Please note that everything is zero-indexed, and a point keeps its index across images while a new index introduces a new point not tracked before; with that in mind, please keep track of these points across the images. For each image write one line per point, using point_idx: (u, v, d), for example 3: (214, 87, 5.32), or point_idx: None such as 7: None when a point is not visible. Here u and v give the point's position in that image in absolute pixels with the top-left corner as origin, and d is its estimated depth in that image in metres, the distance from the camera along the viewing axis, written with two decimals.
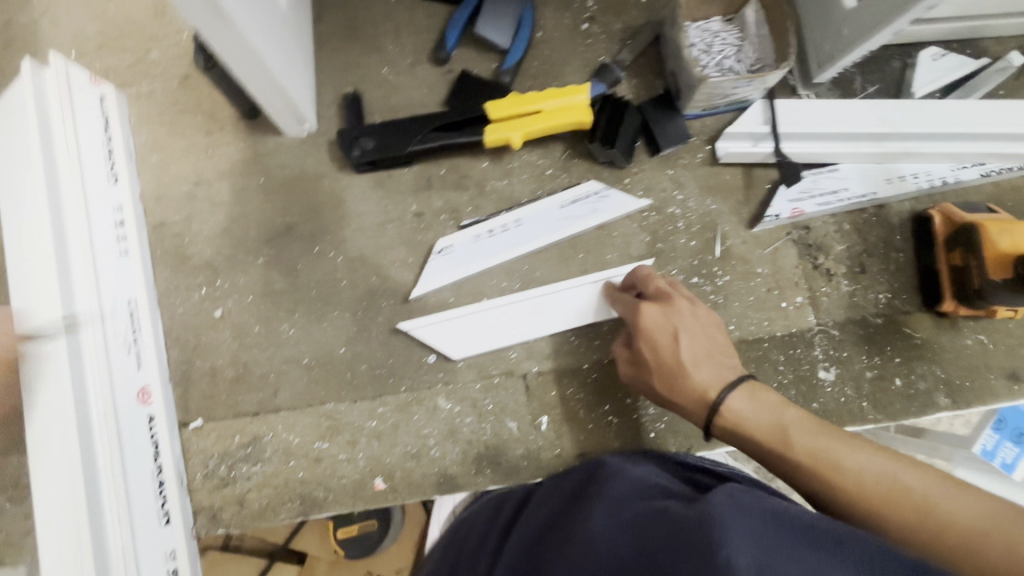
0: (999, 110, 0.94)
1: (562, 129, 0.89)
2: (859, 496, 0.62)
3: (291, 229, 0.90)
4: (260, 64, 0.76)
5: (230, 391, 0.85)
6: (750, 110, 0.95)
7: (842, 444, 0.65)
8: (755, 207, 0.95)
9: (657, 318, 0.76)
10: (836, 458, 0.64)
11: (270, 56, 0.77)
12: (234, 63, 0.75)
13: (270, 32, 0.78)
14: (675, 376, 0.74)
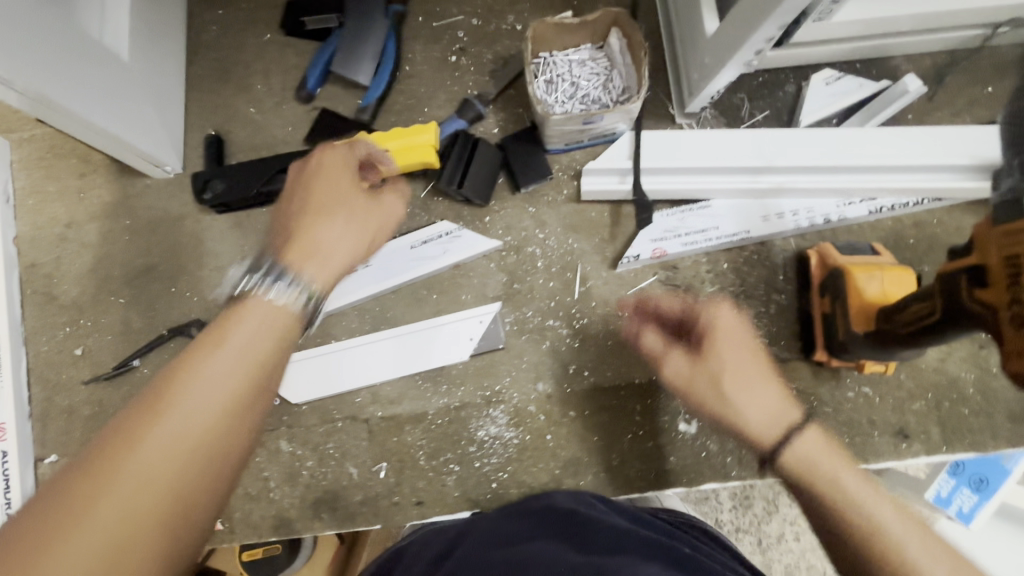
0: (890, 139, 0.86)
1: (409, 169, 0.88)
2: (858, 530, 0.67)
3: (152, 270, 0.92)
4: (100, 128, 0.78)
5: (84, 429, 0.88)
6: (615, 144, 0.90)
7: (847, 472, 0.71)
8: (619, 245, 0.90)
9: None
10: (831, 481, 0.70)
11: (112, 120, 0.80)
12: (76, 128, 0.78)
13: (127, 100, 0.83)
14: (743, 384, 0.76)
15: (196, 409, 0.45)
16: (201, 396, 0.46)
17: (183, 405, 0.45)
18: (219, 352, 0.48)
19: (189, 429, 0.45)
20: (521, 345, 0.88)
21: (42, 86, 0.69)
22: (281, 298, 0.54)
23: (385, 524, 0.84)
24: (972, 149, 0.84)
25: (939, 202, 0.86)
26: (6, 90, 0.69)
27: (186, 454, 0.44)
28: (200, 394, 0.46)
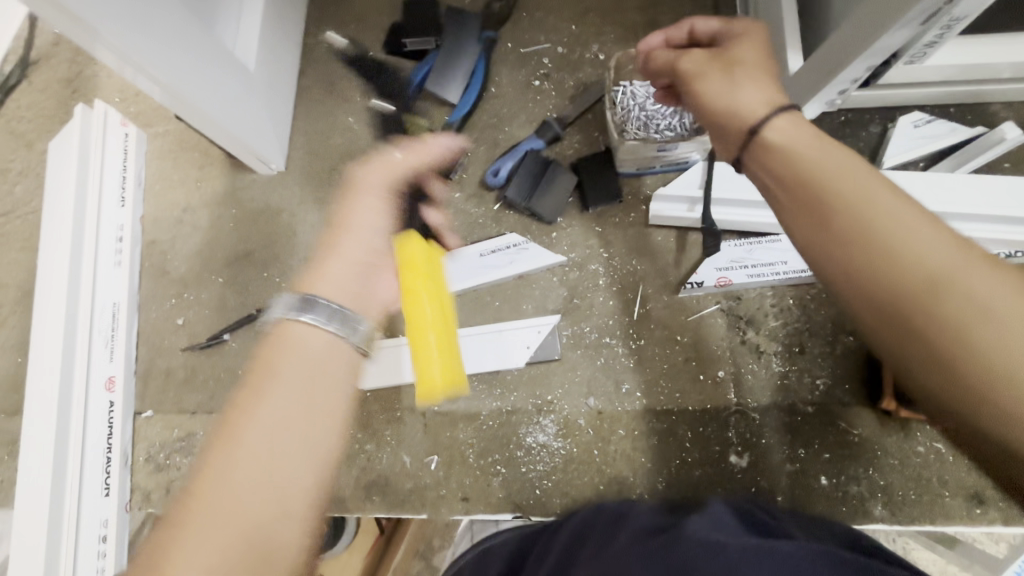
0: (981, 187, 0.83)
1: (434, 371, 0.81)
2: None
3: (250, 255, 1.03)
4: (218, 124, 0.88)
5: (175, 392, 0.98)
6: (689, 170, 0.92)
7: None
8: (682, 272, 0.91)
9: (750, 95, 0.55)
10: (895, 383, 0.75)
11: (229, 119, 0.90)
12: (198, 120, 0.87)
13: (243, 98, 0.93)
14: None
15: (284, 435, 0.48)
16: (264, 424, 0.48)
17: (257, 438, 0.48)
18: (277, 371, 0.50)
19: (276, 467, 0.47)
20: (576, 358, 0.91)
21: (172, 77, 0.79)
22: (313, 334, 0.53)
23: (430, 515, 0.88)
24: None
25: None
26: (151, 83, 0.79)
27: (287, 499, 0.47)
28: (271, 413, 0.49)
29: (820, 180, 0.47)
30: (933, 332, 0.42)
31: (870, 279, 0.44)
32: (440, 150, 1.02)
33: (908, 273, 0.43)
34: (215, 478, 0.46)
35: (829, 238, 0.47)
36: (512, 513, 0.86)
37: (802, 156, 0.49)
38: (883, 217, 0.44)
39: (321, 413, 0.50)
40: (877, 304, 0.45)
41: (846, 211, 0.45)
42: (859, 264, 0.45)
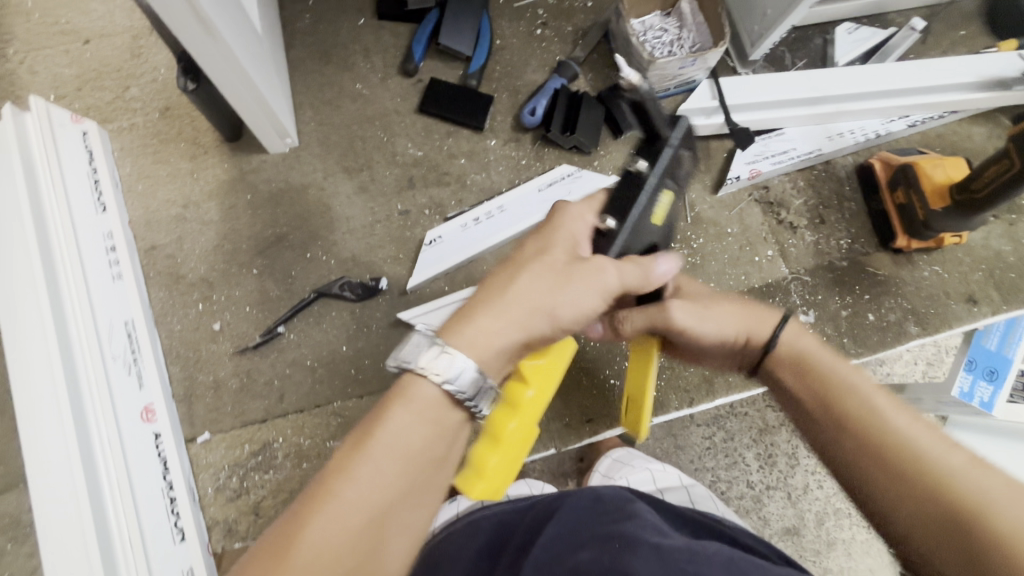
0: (917, 69, 1.04)
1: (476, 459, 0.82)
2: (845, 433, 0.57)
3: (283, 239, 0.93)
4: (237, 64, 0.77)
5: (235, 404, 0.85)
6: (697, 89, 1.03)
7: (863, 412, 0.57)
8: (716, 174, 1.03)
9: (710, 327, 0.67)
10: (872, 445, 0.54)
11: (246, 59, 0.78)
12: (211, 62, 0.75)
13: (249, 46, 0.81)
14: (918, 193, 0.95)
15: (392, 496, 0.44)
16: (364, 485, 0.44)
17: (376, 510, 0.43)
18: (378, 430, 0.46)
19: (346, 546, 0.42)
20: None
21: (207, 4, 0.67)
22: (423, 409, 0.47)
23: (560, 447, 0.87)
24: (975, 70, 1.04)
25: (957, 115, 1.07)
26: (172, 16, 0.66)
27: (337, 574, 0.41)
28: (371, 478, 0.44)
29: (844, 379, 0.59)
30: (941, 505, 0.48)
31: (882, 455, 0.53)
32: (466, 100, 1.01)
33: (893, 453, 0.52)
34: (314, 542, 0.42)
35: (835, 420, 0.58)
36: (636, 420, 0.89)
37: (815, 371, 0.62)
38: (876, 418, 0.55)
39: (399, 496, 0.45)
40: (882, 473, 0.52)
41: (856, 401, 0.57)
42: (871, 446, 0.54)
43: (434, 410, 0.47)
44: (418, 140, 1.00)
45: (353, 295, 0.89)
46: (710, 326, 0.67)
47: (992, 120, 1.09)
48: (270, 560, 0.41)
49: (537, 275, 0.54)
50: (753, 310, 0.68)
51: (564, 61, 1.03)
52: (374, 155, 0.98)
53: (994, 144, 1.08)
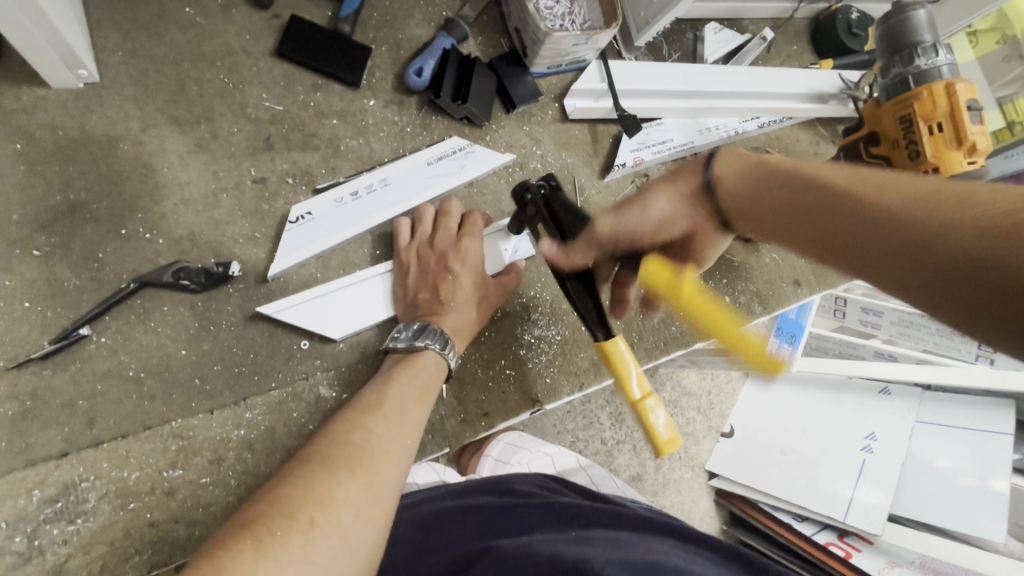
0: (766, 75, 1.16)
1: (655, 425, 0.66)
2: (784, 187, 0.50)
3: (81, 208, 0.70)
4: None
5: (13, 436, 0.63)
6: (587, 69, 1.02)
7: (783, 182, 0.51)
8: (603, 159, 1.03)
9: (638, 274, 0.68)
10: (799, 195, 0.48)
11: None
12: None
13: None
14: None
15: (393, 450, 0.58)
16: (380, 430, 0.58)
17: (386, 460, 0.56)
18: (383, 393, 0.63)
19: (376, 474, 0.54)
20: None
21: None
22: (417, 384, 0.66)
23: (455, 446, 0.82)
24: (807, 83, 1.20)
25: (793, 120, 1.22)
26: None
27: (364, 504, 0.51)
28: (381, 427, 0.59)
29: (800, 180, 0.49)
30: (931, 233, 0.38)
31: (838, 241, 0.44)
32: (336, 49, 0.84)
33: (872, 203, 0.42)
34: (338, 475, 0.51)
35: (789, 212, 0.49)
36: (531, 410, 0.87)
37: (773, 171, 0.52)
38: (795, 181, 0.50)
39: (401, 445, 0.59)
40: (849, 246, 0.43)
41: (844, 202, 0.44)
42: (827, 209, 0.45)
43: (435, 378, 0.69)
44: (276, 92, 0.82)
45: (193, 284, 0.70)
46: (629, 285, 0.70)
47: (814, 127, 1.27)
48: (304, 481, 0.50)
49: (461, 290, 0.76)
50: (662, 182, 0.62)
51: (452, 19, 0.92)
52: (215, 106, 0.78)
53: (815, 149, 1.27)
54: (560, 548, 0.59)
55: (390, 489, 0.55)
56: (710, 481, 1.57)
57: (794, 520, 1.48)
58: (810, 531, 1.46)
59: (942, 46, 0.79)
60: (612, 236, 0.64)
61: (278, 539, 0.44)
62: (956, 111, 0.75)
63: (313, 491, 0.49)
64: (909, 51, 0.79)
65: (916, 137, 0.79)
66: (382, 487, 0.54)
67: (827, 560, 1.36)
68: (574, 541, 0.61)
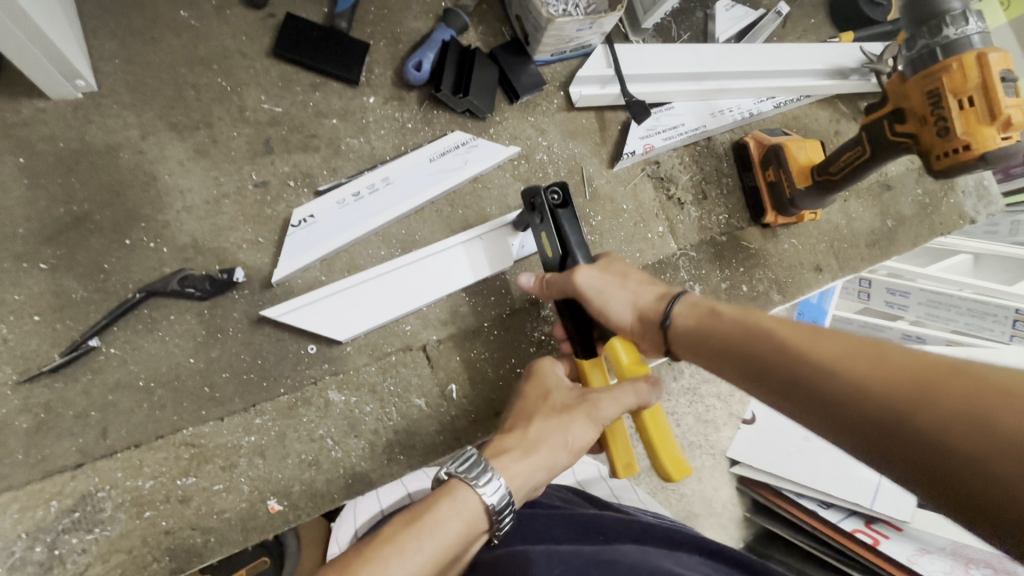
0: (781, 53, 1.11)
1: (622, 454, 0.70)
2: (747, 331, 0.57)
3: (85, 220, 0.70)
4: None
5: (29, 448, 0.64)
6: (592, 55, 0.98)
7: (740, 327, 0.58)
8: (612, 147, 1.00)
9: (613, 305, 0.70)
10: (752, 351, 0.56)
11: None
12: None
13: None
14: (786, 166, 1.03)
15: (469, 527, 0.56)
16: (467, 510, 0.57)
17: (457, 537, 0.55)
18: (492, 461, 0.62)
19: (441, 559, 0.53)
20: None
21: None
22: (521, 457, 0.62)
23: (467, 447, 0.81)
24: (826, 59, 1.15)
25: (811, 99, 1.17)
26: None
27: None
28: (468, 508, 0.57)
29: (751, 332, 0.57)
30: (871, 399, 0.44)
31: (790, 395, 0.51)
32: (333, 45, 0.83)
33: (824, 364, 0.49)
34: (410, 548, 0.52)
35: (744, 366, 0.56)
36: None
37: (723, 318, 0.61)
38: (756, 326, 0.57)
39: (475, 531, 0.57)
40: (804, 406, 0.50)
41: (790, 352, 0.52)
42: (784, 369, 0.52)
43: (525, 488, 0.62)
44: (274, 93, 0.80)
45: (198, 292, 0.70)
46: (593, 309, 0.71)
47: (835, 104, 1.22)
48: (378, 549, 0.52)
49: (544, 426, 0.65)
50: (641, 283, 0.72)
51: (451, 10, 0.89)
52: (214, 110, 0.77)
53: (835, 127, 1.21)
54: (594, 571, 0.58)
55: (477, 515, 0.57)
56: (730, 468, 1.52)
57: (820, 508, 1.41)
58: (837, 517, 1.39)
59: (971, 14, 0.74)
60: (582, 294, 0.70)
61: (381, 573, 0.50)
62: (988, 83, 0.71)
63: (417, 522, 0.54)
64: (936, 19, 0.74)
65: (945, 113, 0.74)
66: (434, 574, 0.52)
67: (855, 548, 1.33)
68: (597, 546, 0.64)
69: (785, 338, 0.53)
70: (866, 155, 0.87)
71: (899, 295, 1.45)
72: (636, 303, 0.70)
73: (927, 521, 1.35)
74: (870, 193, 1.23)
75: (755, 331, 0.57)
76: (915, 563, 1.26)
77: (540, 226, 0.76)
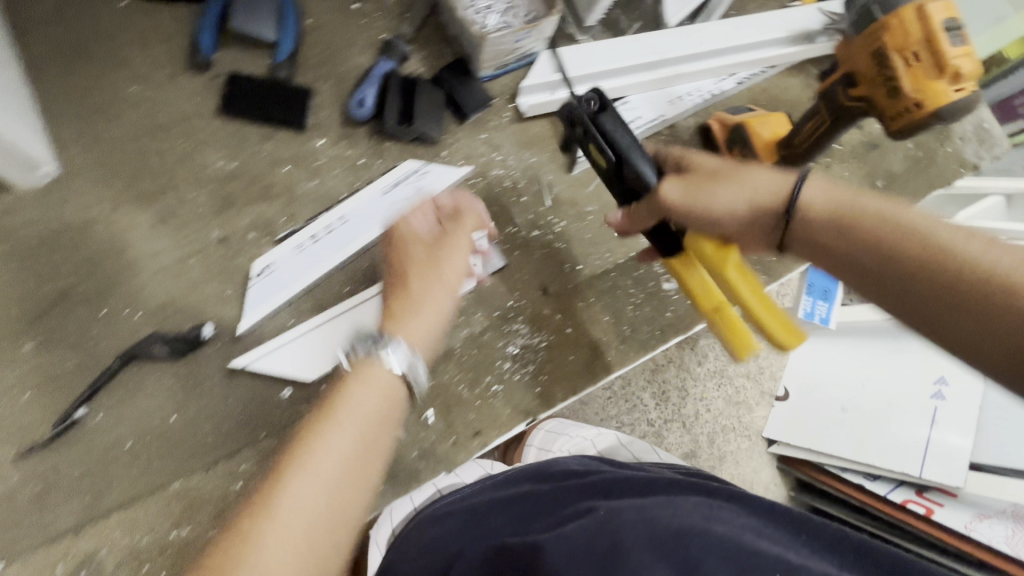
0: (736, 26, 1.08)
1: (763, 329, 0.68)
2: (856, 202, 0.60)
3: (63, 296, 0.75)
4: None
5: (35, 515, 0.68)
6: (537, 63, 0.99)
7: (862, 209, 0.59)
8: (569, 151, 0.99)
9: (721, 199, 0.65)
10: (846, 219, 0.60)
11: None
12: None
13: None
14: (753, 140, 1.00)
15: (354, 460, 0.56)
16: (344, 433, 0.57)
17: (333, 464, 0.55)
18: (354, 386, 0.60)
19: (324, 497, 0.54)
20: (519, 259, 0.93)
21: None
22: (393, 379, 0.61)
23: (451, 468, 0.82)
24: (787, 24, 1.10)
25: (776, 69, 1.13)
26: None
27: (318, 526, 0.53)
28: (346, 433, 0.57)
29: (849, 212, 0.60)
30: (940, 268, 0.54)
31: (858, 260, 0.59)
32: (278, 98, 0.86)
33: (909, 229, 0.56)
34: (282, 496, 0.53)
35: (836, 233, 0.60)
36: (526, 423, 0.86)
37: (836, 206, 0.61)
38: (862, 198, 0.60)
39: (357, 447, 0.57)
40: (871, 272, 0.58)
41: (880, 225, 0.57)
42: (881, 243, 0.57)
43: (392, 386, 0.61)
44: (227, 150, 0.84)
45: (166, 352, 0.74)
46: (685, 217, 0.67)
47: (805, 69, 1.17)
48: (259, 511, 0.52)
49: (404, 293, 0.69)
50: (774, 175, 0.64)
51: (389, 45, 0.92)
52: (172, 176, 0.81)
53: (809, 93, 1.17)
54: (598, 532, 0.56)
55: (359, 420, 0.58)
56: (768, 449, 1.51)
57: (866, 480, 1.36)
58: (885, 490, 1.34)
59: None
60: (670, 206, 0.67)
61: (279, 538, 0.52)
62: (930, 34, 0.66)
63: (294, 464, 0.54)
64: None
65: (891, 73, 0.70)
66: (331, 511, 0.54)
67: (909, 522, 1.29)
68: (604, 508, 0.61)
69: (891, 214, 0.58)
70: (829, 124, 0.83)
71: None
72: (754, 199, 0.64)
73: (982, 483, 1.24)
74: (854, 156, 1.18)
75: (848, 211, 0.60)
76: (974, 531, 1.22)
77: (591, 140, 0.76)
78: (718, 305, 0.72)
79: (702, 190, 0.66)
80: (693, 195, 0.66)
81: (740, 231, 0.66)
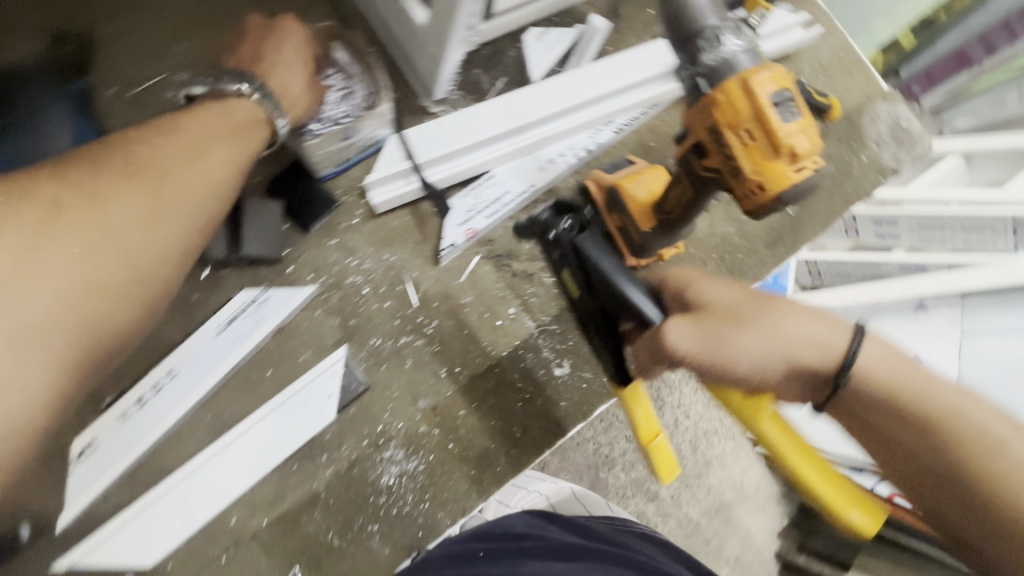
0: (605, 71, 0.99)
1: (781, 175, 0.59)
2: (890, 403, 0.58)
3: None
4: None
5: None
6: (385, 149, 0.90)
7: (894, 381, 0.58)
8: (432, 242, 0.91)
9: (742, 351, 0.59)
10: (904, 402, 0.58)
11: None
12: None
13: None
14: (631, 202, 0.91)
15: (127, 194, 0.61)
16: (123, 243, 0.61)
17: (115, 198, 0.61)
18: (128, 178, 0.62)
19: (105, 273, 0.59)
20: (386, 375, 0.84)
21: None
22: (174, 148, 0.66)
23: None
24: (662, 59, 1.01)
25: (660, 106, 1.04)
26: None
27: (88, 255, 0.58)
28: (124, 209, 0.61)
29: (906, 405, 0.58)
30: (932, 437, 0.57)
31: (868, 414, 0.59)
32: None
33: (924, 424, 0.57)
34: (40, 253, 0.55)
35: (873, 425, 0.59)
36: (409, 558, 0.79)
37: (901, 397, 0.58)
38: (904, 395, 0.58)
39: (128, 208, 0.61)
40: (857, 426, 0.61)
41: (888, 416, 0.58)
42: (920, 424, 0.57)
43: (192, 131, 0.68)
44: None
45: None
46: (707, 362, 0.60)
47: None
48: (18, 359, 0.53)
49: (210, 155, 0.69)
50: (839, 325, 0.61)
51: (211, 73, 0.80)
52: None
53: None
54: None
55: (128, 204, 0.61)
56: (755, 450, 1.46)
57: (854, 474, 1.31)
58: (872, 482, 1.30)
59: (727, 30, 0.61)
60: (679, 352, 0.60)
61: (56, 207, 0.57)
62: (759, 109, 0.58)
63: (41, 225, 0.56)
64: (690, 43, 0.62)
65: (729, 150, 0.61)
66: (70, 283, 0.57)
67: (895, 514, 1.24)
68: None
69: (952, 429, 0.56)
70: (689, 192, 0.75)
71: (887, 224, 1.31)
72: (795, 359, 0.59)
73: None
74: None
75: (888, 424, 0.59)
76: None
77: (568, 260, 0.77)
78: (656, 434, 0.74)
79: (722, 344, 0.59)
80: (742, 334, 0.59)
81: (784, 384, 0.61)
